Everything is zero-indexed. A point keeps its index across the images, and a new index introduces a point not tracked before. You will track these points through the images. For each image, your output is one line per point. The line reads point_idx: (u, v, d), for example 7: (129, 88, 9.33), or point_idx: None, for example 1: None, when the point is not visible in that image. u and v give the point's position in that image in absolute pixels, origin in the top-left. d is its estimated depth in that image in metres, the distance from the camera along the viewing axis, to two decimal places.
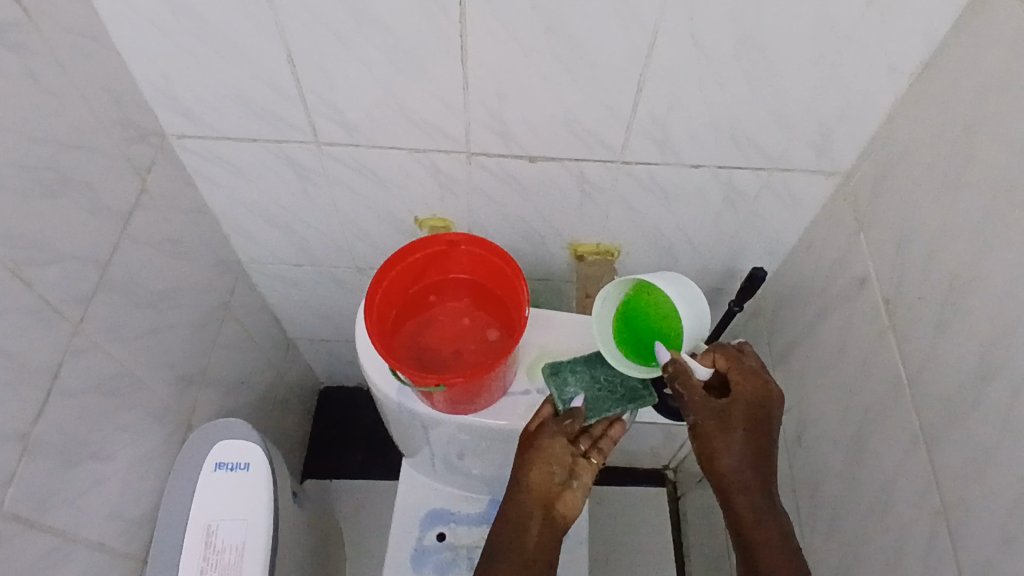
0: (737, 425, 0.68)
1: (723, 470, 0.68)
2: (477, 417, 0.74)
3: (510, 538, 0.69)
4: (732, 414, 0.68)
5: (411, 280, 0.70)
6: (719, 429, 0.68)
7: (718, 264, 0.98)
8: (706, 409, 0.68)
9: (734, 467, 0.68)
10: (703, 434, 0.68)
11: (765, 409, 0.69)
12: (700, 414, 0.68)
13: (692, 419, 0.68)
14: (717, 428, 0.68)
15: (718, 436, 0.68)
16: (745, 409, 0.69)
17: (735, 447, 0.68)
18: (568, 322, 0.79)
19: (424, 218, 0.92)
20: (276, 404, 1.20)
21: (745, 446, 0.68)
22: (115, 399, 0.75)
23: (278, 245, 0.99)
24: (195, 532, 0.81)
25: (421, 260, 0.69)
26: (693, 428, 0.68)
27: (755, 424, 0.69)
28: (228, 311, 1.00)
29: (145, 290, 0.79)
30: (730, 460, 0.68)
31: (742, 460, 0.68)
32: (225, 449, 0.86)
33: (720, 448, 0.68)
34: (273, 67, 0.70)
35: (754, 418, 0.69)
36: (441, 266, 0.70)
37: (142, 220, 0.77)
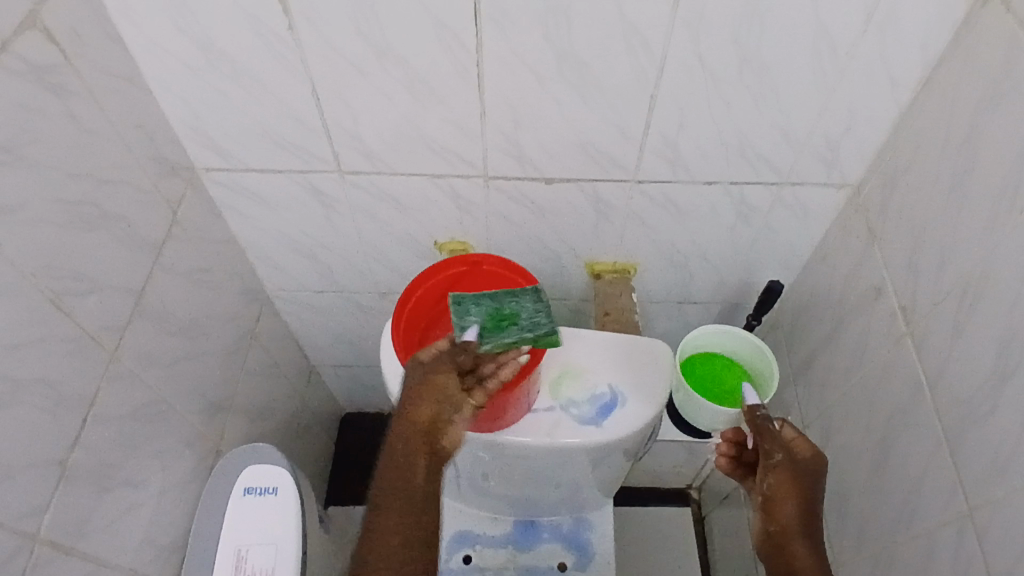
0: (807, 474, 0.66)
1: (784, 518, 0.66)
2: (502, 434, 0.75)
3: (396, 490, 0.64)
4: (804, 462, 0.66)
5: (434, 305, 0.72)
6: (794, 472, 0.66)
7: (734, 279, 0.99)
8: (788, 454, 0.67)
9: (796, 515, 0.66)
10: (779, 475, 0.67)
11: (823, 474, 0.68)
12: (780, 454, 0.67)
13: (771, 461, 0.67)
14: (793, 473, 0.66)
15: (789, 481, 0.66)
16: (805, 457, 0.67)
17: (801, 494, 0.66)
18: (593, 339, 0.81)
19: (443, 242, 0.94)
20: (301, 430, 1.21)
21: (809, 496, 0.66)
22: (148, 426, 0.77)
23: (302, 273, 1.01)
24: (225, 556, 0.82)
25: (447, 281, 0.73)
26: (768, 469, 0.67)
27: (816, 477, 0.67)
28: (255, 339, 1.02)
29: (177, 319, 0.81)
30: (797, 508, 0.66)
31: (808, 510, 0.66)
32: (254, 474, 0.87)
33: (785, 493, 0.66)
34: (297, 101, 0.73)
35: (813, 467, 0.67)
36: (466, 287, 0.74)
37: (173, 251, 0.80)
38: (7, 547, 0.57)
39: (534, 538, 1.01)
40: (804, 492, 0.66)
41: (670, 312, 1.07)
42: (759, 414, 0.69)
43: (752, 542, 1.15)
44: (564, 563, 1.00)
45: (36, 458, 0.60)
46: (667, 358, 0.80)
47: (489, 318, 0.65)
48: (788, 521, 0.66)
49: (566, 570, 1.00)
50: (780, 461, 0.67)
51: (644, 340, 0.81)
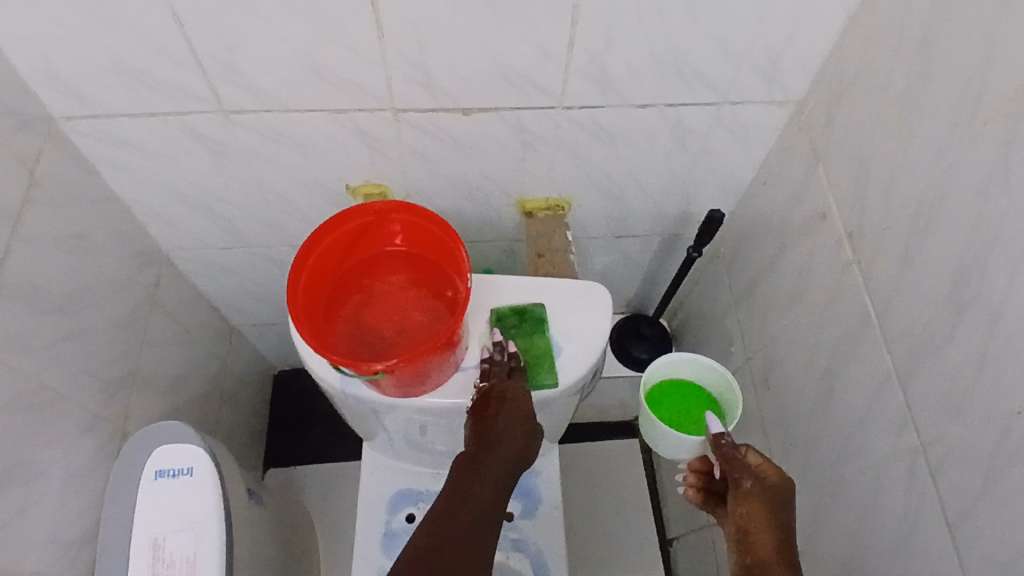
0: (781, 501, 0.58)
1: (760, 553, 0.56)
2: (431, 397, 0.68)
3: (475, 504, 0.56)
4: (772, 486, 0.59)
5: (340, 260, 0.65)
6: (765, 499, 0.58)
7: (673, 209, 0.93)
8: (759, 482, 0.60)
9: (773, 548, 0.55)
10: (751, 502, 0.58)
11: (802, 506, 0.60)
12: (749, 480, 0.60)
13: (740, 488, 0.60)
14: (766, 497, 0.58)
15: (762, 508, 0.58)
16: (774, 482, 0.59)
17: (777, 524, 0.57)
18: (523, 283, 0.72)
19: (356, 186, 0.85)
20: (224, 396, 1.13)
21: (786, 528, 0.57)
22: (32, 417, 0.67)
23: (201, 228, 0.91)
24: (140, 547, 0.74)
25: (348, 234, 0.63)
26: (738, 500, 0.60)
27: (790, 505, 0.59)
28: (156, 305, 0.92)
29: (51, 294, 0.71)
30: (775, 538, 0.56)
31: (787, 539, 0.56)
32: (164, 456, 0.78)
33: (759, 523, 0.57)
34: (159, 29, 0.61)
35: (784, 490, 0.59)
36: (371, 238, 0.65)
37: (34, 216, 0.68)
38: None
39: None
40: (779, 521, 0.57)
41: (608, 247, 1.01)
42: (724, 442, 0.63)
43: None
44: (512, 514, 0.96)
45: None
46: (604, 298, 0.72)
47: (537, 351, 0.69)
48: (767, 558, 0.55)
49: (514, 520, 0.96)
50: (750, 487, 0.59)
51: (581, 281, 0.73)
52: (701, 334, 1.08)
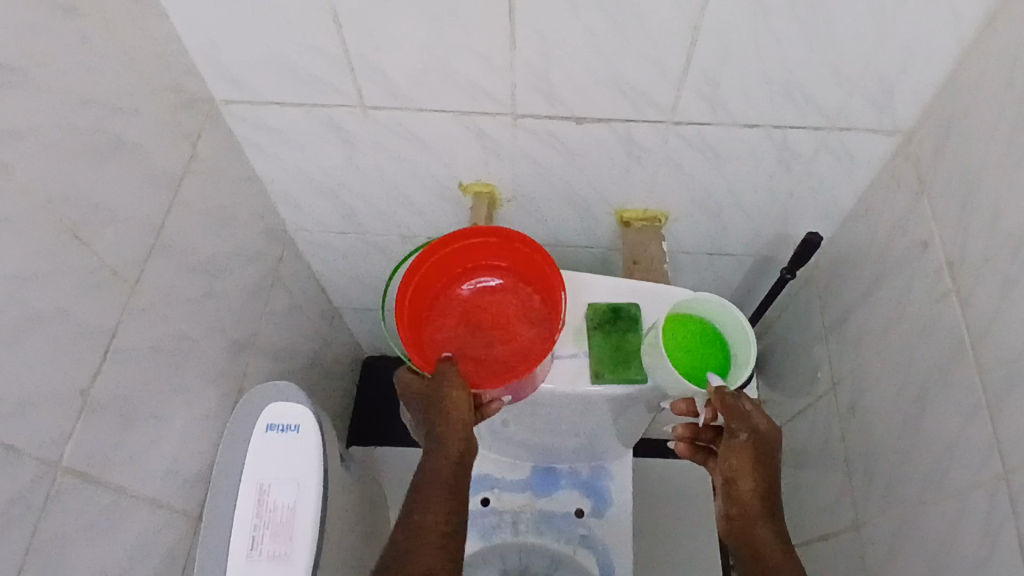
0: (767, 446, 0.65)
1: (742, 492, 0.64)
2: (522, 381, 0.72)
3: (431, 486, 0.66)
4: (763, 437, 0.65)
5: (440, 275, 0.71)
6: (755, 451, 0.64)
7: (769, 230, 0.95)
8: (754, 437, 0.64)
9: (756, 495, 0.64)
10: (740, 452, 0.64)
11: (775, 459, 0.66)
12: (744, 433, 0.64)
13: (736, 439, 0.65)
14: (755, 446, 0.65)
15: (751, 459, 0.64)
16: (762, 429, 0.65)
17: (759, 472, 0.64)
18: (614, 286, 0.76)
19: (468, 184, 0.91)
20: (322, 370, 1.22)
21: (768, 477, 0.65)
22: (171, 360, 0.77)
23: (323, 212, 0.99)
24: (248, 490, 0.82)
25: (444, 252, 0.70)
26: (731, 454, 0.65)
27: (773, 452, 0.66)
28: (277, 278, 1.01)
29: (198, 255, 0.80)
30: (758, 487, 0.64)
31: (769, 488, 0.65)
32: (276, 411, 0.87)
33: (746, 472, 0.64)
34: (317, 28, 0.70)
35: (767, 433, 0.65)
36: (466, 255, 0.71)
37: (194, 186, 0.78)
38: (27, 475, 0.57)
39: (553, 484, 1.01)
40: (762, 467, 0.65)
41: (699, 263, 1.04)
42: (728, 394, 0.65)
43: None
44: (582, 510, 1.00)
45: (58, 389, 0.60)
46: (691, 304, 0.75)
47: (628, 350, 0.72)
48: (750, 502, 0.64)
49: (584, 517, 1.00)
50: (740, 441, 0.64)
51: (677, 289, 0.76)
52: (787, 361, 1.08)
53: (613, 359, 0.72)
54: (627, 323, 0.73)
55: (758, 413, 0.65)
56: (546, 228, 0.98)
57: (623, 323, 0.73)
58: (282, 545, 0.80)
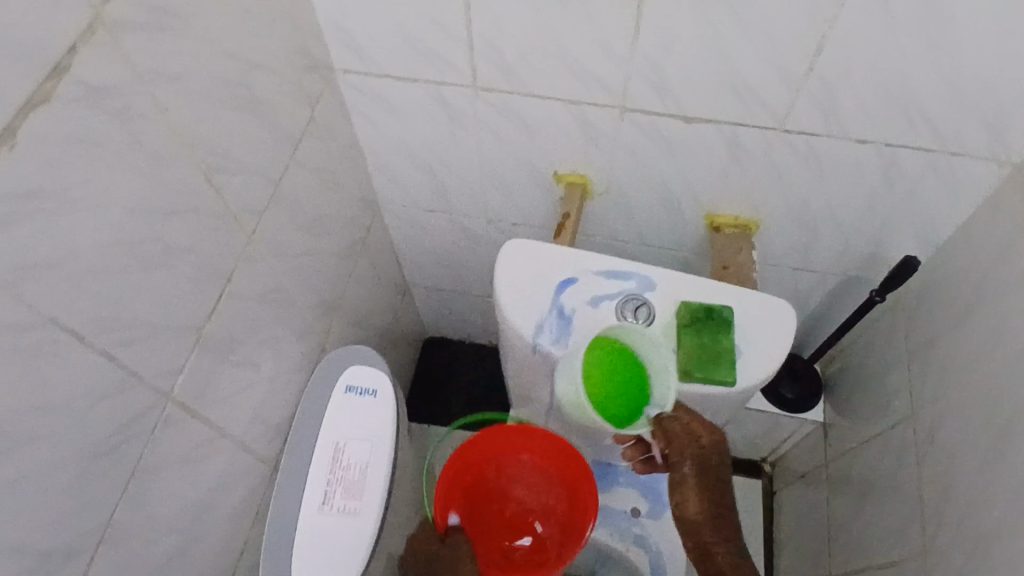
0: (711, 460, 0.69)
1: (691, 515, 0.69)
2: None
3: None
4: (710, 453, 0.69)
5: (484, 449, 0.85)
6: (697, 476, 0.69)
7: (860, 249, 0.94)
8: (695, 459, 0.69)
9: (705, 515, 0.69)
10: (686, 481, 0.69)
11: (721, 470, 0.71)
12: (685, 462, 0.69)
13: (682, 469, 0.69)
14: (699, 467, 0.69)
15: (698, 486, 0.69)
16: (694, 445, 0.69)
17: (709, 496, 0.69)
18: (711, 283, 0.77)
19: (562, 173, 0.92)
20: (390, 342, 1.25)
21: (711, 495, 0.69)
22: (270, 311, 0.80)
23: (416, 188, 1.02)
24: (324, 447, 0.85)
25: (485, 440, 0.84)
26: (683, 480, 0.69)
27: (712, 464, 0.70)
28: (364, 247, 1.05)
29: (303, 214, 0.83)
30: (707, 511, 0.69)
31: (719, 506, 0.69)
32: (356, 373, 0.90)
33: (694, 494, 0.69)
34: (447, 6, 0.72)
35: (710, 446, 0.69)
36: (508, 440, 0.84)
37: (307, 148, 0.81)
38: (144, 399, 0.60)
39: (610, 480, 1.01)
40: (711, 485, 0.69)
41: (781, 276, 1.03)
42: (665, 420, 0.69)
43: (823, 523, 1.13)
44: (638, 509, 1.00)
45: (180, 322, 0.63)
46: (786, 310, 0.76)
47: (710, 351, 0.72)
48: (700, 520, 0.69)
49: (639, 516, 1.00)
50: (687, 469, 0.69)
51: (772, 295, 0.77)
52: (859, 385, 1.07)
53: (693, 358, 0.71)
54: (710, 323, 0.73)
55: (693, 428, 0.69)
56: (633, 225, 0.99)
57: (710, 322, 0.73)
58: (352, 502, 0.83)
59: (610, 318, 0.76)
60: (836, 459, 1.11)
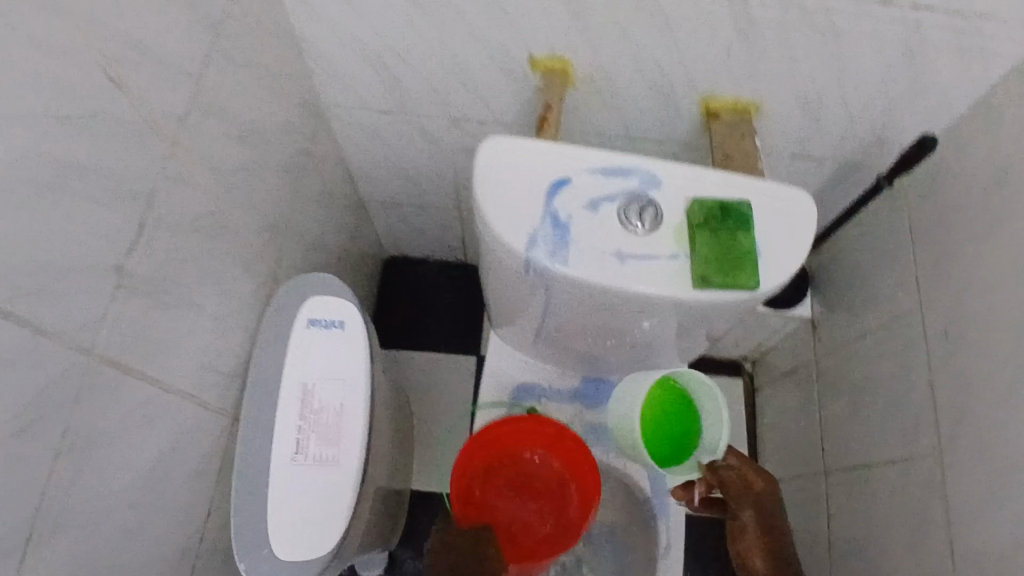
0: (767, 509, 0.80)
1: (753, 538, 0.79)
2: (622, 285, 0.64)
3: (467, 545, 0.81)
4: (762, 500, 0.80)
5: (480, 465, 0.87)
6: (760, 522, 0.79)
7: (866, 132, 0.86)
8: (755, 509, 0.79)
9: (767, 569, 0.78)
10: (752, 542, 0.79)
11: (777, 534, 0.79)
12: (748, 511, 0.80)
13: (744, 525, 0.80)
14: (758, 511, 0.80)
15: (760, 536, 0.79)
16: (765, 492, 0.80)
17: (766, 546, 0.79)
18: (719, 177, 0.68)
19: (539, 58, 0.79)
20: (347, 266, 1.12)
21: (774, 548, 0.79)
22: (209, 240, 0.67)
23: (367, 86, 0.87)
24: (290, 392, 0.75)
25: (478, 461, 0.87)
26: (738, 507, 0.80)
27: (773, 513, 0.80)
28: (310, 159, 0.90)
29: (237, 122, 0.69)
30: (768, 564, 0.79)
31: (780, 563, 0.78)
32: (318, 305, 0.79)
33: (756, 549, 0.79)
34: None
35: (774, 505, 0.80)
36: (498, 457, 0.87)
37: (233, 37, 0.66)
38: (62, 361, 0.48)
39: (603, 396, 0.96)
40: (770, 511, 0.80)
41: (777, 168, 0.95)
42: (719, 468, 0.82)
43: (814, 418, 1.11)
44: None
45: (96, 262, 0.50)
46: (803, 200, 0.68)
47: (727, 251, 0.64)
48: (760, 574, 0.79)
49: None
50: (749, 514, 0.80)
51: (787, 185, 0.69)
52: (854, 279, 1.01)
53: (707, 260, 0.64)
54: (724, 221, 0.65)
55: (749, 478, 0.80)
56: (618, 118, 0.87)
57: (726, 220, 0.65)
58: (329, 449, 0.74)
59: (612, 223, 0.66)
60: (827, 355, 1.08)
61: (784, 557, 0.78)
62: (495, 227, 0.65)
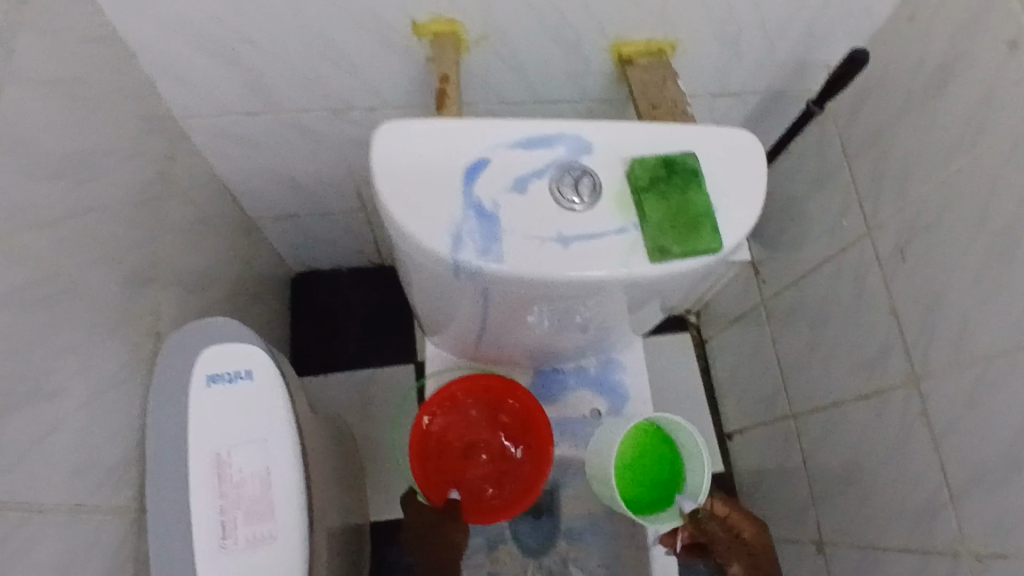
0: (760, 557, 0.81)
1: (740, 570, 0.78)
2: (577, 273, 0.55)
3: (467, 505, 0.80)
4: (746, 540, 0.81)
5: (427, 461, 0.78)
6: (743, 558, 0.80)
7: (787, 55, 0.79)
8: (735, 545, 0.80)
9: None
10: None
11: (759, 548, 0.81)
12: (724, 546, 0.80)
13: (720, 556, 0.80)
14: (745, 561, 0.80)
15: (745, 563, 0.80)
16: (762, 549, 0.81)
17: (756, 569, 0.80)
18: (660, 131, 0.59)
19: (423, 24, 0.68)
20: (247, 296, 0.98)
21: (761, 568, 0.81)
22: (54, 309, 0.53)
23: (225, 87, 0.74)
24: (204, 468, 0.61)
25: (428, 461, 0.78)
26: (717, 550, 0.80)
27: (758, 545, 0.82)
28: (173, 184, 0.76)
29: (55, 154, 0.54)
30: None
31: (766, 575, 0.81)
32: (217, 356, 0.65)
33: None
34: None
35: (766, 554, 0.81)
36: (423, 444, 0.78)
37: (22, 46, 0.52)
38: None
39: (560, 387, 0.88)
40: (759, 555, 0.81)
41: (699, 109, 0.88)
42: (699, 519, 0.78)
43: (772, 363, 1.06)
44: (597, 410, 0.87)
45: None
46: (753, 143, 0.60)
47: (679, 213, 0.56)
48: None
49: (600, 417, 0.87)
50: (738, 565, 0.80)
51: (732, 127, 0.61)
52: (793, 212, 0.97)
53: (660, 228, 0.55)
54: (669, 180, 0.57)
55: (731, 524, 0.81)
56: (523, 81, 0.78)
57: (671, 180, 0.57)
58: (262, 526, 0.63)
59: (546, 202, 0.56)
60: (776, 295, 1.03)
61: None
62: (415, 229, 0.54)
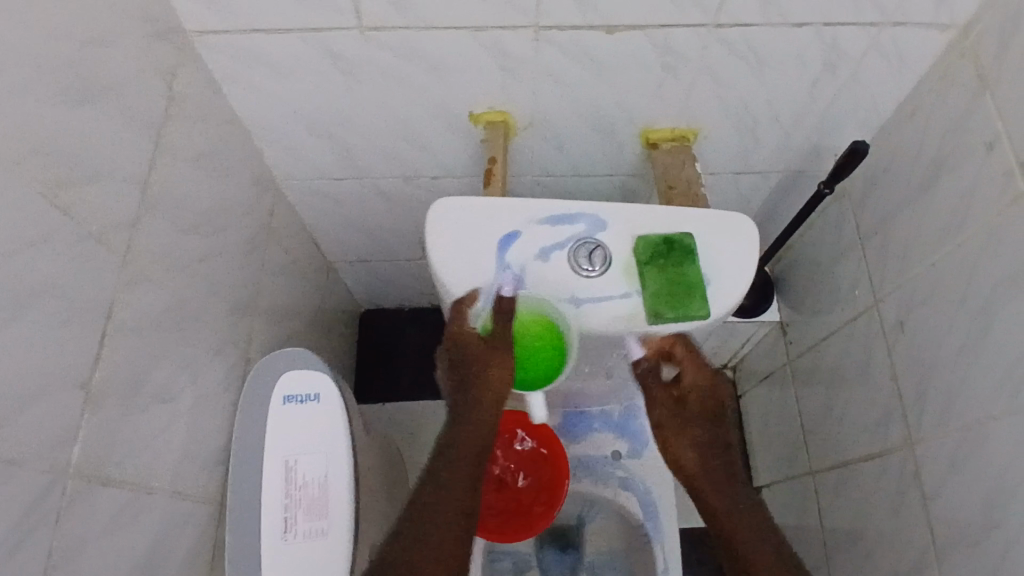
0: (695, 406, 0.72)
1: (684, 460, 0.71)
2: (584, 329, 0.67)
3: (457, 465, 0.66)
4: (708, 390, 0.71)
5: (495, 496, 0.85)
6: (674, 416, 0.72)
7: (802, 143, 0.89)
8: (669, 403, 0.72)
9: (693, 456, 0.71)
10: (666, 434, 0.72)
11: (715, 402, 0.72)
12: (665, 402, 0.72)
13: (657, 418, 0.73)
14: (671, 413, 0.72)
15: (698, 415, 0.72)
16: (706, 385, 0.71)
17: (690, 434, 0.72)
18: (670, 213, 0.71)
19: (480, 113, 0.82)
20: (322, 329, 1.14)
21: (704, 433, 0.72)
22: (175, 335, 0.68)
23: (317, 158, 0.90)
24: (273, 469, 0.75)
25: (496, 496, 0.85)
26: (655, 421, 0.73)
27: (715, 394, 0.72)
28: (271, 235, 0.92)
29: (189, 214, 0.70)
30: (694, 454, 0.71)
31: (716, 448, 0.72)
32: (293, 380, 0.80)
33: (676, 437, 0.72)
34: None
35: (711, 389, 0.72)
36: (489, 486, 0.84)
37: (175, 135, 0.67)
38: (34, 487, 0.49)
39: (585, 428, 0.96)
40: (693, 426, 0.72)
41: (724, 185, 0.97)
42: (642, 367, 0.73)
43: (794, 422, 1.12)
44: (618, 451, 0.95)
45: (60, 383, 0.51)
46: (751, 229, 0.71)
47: (679, 285, 0.67)
48: (689, 466, 0.71)
49: (621, 458, 0.95)
50: (659, 416, 0.73)
51: (734, 213, 0.72)
52: (815, 280, 1.04)
53: (661, 295, 0.66)
54: (675, 254, 0.68)
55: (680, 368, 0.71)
56: (565, 158, 0.90)
57: (676, 254, 0.68)
58: (317, 523, 0.75)
59: (565, 269, 0.68)
60: (799, 357, 1.10)
61: (713, 444, 0.71)
62: (451, 283, 0.68)
